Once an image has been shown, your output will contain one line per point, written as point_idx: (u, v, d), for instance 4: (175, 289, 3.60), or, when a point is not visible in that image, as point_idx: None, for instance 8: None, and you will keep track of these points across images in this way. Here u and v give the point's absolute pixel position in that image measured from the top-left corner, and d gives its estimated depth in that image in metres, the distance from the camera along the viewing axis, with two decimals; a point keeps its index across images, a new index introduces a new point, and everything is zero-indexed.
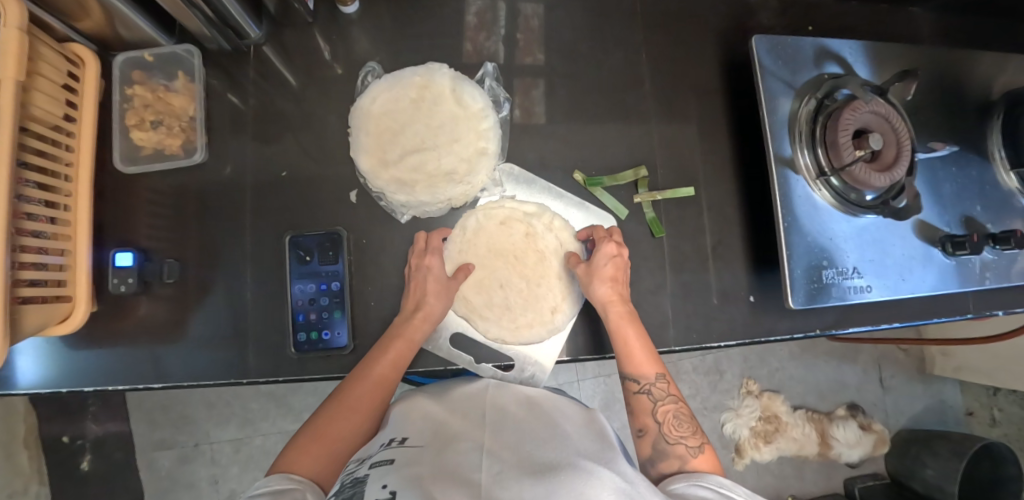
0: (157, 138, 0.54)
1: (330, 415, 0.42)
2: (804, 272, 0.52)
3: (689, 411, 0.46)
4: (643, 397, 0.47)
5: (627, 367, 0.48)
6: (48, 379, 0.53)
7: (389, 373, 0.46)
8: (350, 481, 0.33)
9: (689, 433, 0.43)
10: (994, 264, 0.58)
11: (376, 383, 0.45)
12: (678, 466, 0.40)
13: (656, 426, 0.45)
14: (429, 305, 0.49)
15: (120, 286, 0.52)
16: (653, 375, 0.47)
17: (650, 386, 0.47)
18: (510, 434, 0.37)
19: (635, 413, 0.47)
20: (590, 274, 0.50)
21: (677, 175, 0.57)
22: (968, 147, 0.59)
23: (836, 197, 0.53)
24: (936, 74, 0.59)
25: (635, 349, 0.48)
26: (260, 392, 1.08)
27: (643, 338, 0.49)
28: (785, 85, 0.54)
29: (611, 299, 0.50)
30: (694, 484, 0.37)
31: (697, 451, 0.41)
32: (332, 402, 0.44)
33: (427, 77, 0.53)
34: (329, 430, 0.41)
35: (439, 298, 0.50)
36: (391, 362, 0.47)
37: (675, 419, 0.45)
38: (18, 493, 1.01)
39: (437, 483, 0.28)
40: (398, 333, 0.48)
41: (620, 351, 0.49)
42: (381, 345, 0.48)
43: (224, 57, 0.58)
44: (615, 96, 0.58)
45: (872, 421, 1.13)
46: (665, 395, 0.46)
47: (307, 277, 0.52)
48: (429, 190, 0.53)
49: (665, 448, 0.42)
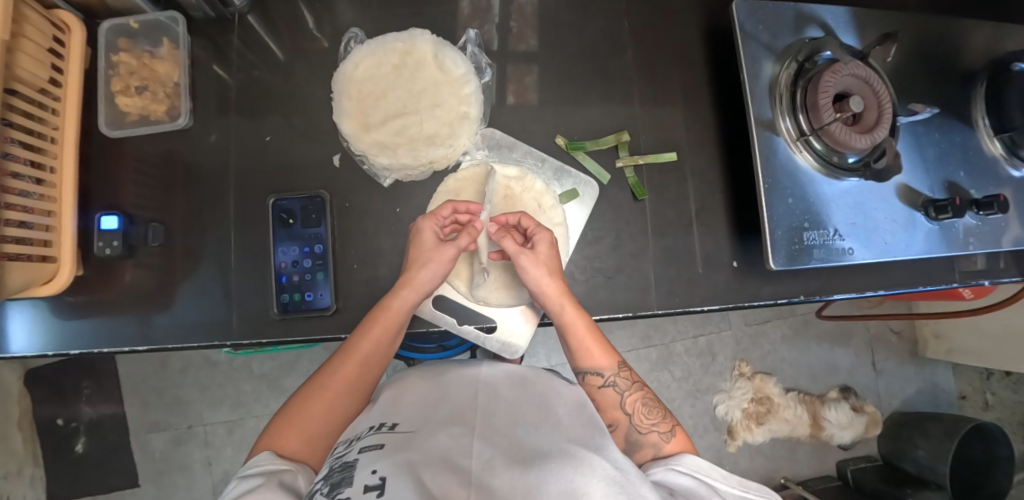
0: (141, 103, 0.56)
1: (309, 394, 0.44)
2: (785, 233, 0.52)
3: (655, 395, 0.47)
4: (608, 391, 0.47)
5: (585, 362, 0.48)
6: (36, 342, 0.54)
7: (368, 351, 0.46)
8: (339, 466, 0.33)
9: (659, 419, 0.44)
10: (978, 231, 0.57)
11: (355, 362, 0.46)
12: (653, 454, 0.41)
13: (625, 418, 0.45)
14: (413, 277, 0.48)
15: (106, 249, 0.53)
16: (612, 364, 0.47)
17: (614, 377, 0.47)
18: (500, 418, 0.38)
19: (601, 409, 0.47)
20: (537, 266, 0.48)
21: (659, 142, 0.60)
22: (949, 114, 0.59)
23: (819, 160, 0.54)
24: (916, 41, 0.60)
25: (588, 342, 0.47)
26: (254, 375, 1.08)
27: (594, 328, 0.48)
28: (764, 49, 0.54)
29: (556, 293, 0.48)
30: (672, 469, 0.38)
31: (669, 437, 0.43)
32: (314, 381, 0.45)
33: (410, 43, 0.57)
34: (307, 409, 0.43)
35: (428, 268, 0.49)
36: (370, 340, 0.47)
37: (645, 407, 0.45)
38: (12, 475, 1.02)
39: (430, 470, 0.29)
40: (379, 309, 0.48)
41: (574, 345, 0.48)
42: (363, 323, 0.48)
43: (209, 25, 0.59)
44: (598, 66, 0.61)
45: (864, 404, 1.14)
46: (631, 384, 0.47)
47: (292, 240, 0.55)
48: (411, 152, 0.56)
49: (637, 439, 0.43)
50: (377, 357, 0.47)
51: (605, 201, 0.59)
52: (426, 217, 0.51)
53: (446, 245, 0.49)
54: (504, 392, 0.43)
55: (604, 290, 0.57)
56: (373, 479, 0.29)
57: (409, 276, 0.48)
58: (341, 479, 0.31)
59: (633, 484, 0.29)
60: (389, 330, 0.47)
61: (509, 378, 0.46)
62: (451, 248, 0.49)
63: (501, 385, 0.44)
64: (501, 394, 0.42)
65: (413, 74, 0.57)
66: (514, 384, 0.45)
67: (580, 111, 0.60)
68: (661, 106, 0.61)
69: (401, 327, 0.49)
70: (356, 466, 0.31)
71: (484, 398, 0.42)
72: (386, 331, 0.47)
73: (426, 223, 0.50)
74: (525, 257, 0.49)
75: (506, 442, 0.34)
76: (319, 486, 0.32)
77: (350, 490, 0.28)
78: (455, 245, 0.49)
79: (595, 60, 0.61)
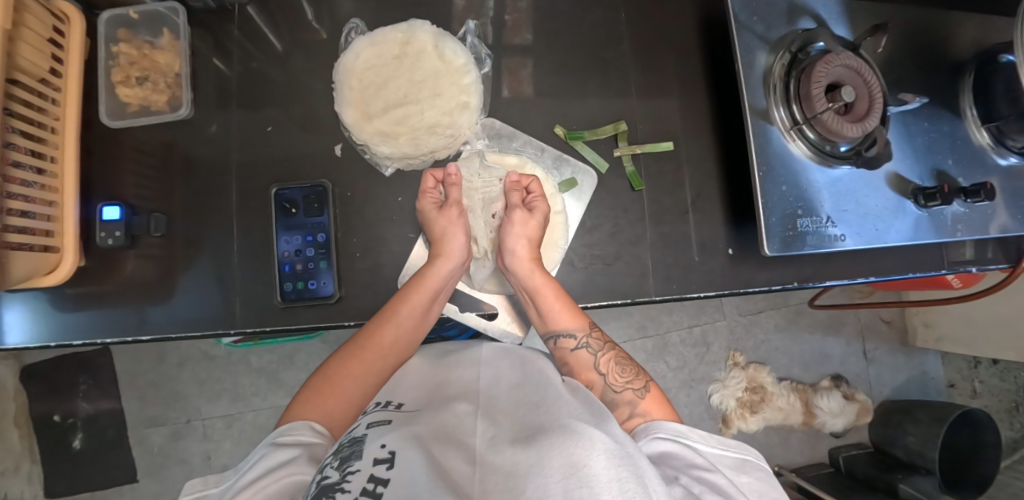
0: (142, 93, 0.57)
1: (345, 358, 0.45)
2: (779, 220, 0.54)
3: (626, 354, 0.48)
4: (582, 352, 0.47)
5: (555, 325, 0.49)
6: (36, 332, 0.54)
7: (404, 316, 0.48)
8: (347, 441, 0.31)
9: (633, 377, 0.45)
10: (966, 218, 0.58)
11: (393, 328, 0.47)
12: (630, 411, 0.41)
13: (600, 378, 0.45)
14: (448, 244, 0.51)
15: (108, 239, 0.53)
16: (581, 325, 0.48)
17: (585, 338, 0.48)
18: (502, 399, 0.35)
19: (574, 371, 0.47)
20: (524, 228, 0.52)
21: (655, 132, 0.61)
22: (938, 104, 0.61)
23: (812, 148, 0.55)
24: (904, 34, 0.62)
25: (557, 305, 0.49)
26: (252, 368, 1.09)
27: (561, 293, 0.50)
28: (758, 39, 0.56)
29: (528, 259, 0.51)
30: (655, 437, 0.37)
31: (643, 393, 0.43)
32: (348, 348, 0.46)
33: (410, 33, 0.58)
34: (342, 372, 0.44)
35: (451, 235, 0.52)
36: (407, 306, 0.48)
37: (618, 366, 0.46)
38: (10, 471, 1.02)
39: (436, 447, 0.27)
40: (417, 278, 0.50)
41: (546, 310, 0.49)
42: (400, 292, 0.50)
43: (210, 17, 0.59)
44: (595, 58, 0.62)
45: (855, 392, 1.16)
46: (602, 346, 0.48)
47: (292, 230, 0.55)
48: (412, 141, 0.57)
49: (613, 398, 0.43)
50: (413, 326, 0.48)
51: (603, 190, 0.60)
52: (419, 198, 0.53)
53: (446, 207, 0.53)
54: (505, 375, 0.40)
55: (603, 276, 0.58)
56: (381, 454, 0.27)
57: (441, 245, 0.51)
58: (349, 453, 0.29)
59: (632, 457, 0.26)
60: (425, 296, 0.49)
61: (511, 361, 0.43)
62: (452, 210, 0.53)
63: (502, 368, 0.41)
64: (503, 376, 0.39)
65: (413, 64, 0.58)
66: (515, 366, 0.42)
67: (577, 100, 0.61)
68: (657, 95, 0.62)
69: (436, 295, 0.51)
70: (363, 441, 0.30)
71: (484, 381, 0.39)
72: (422, 297, 0.49)
73: (422, 202, 0.53)
74: (517, 213, 0.53)
75: (508, 422, 0.31)
76: (326, 462, 0.29)
77: (359, 464, 0.27)
78: (454, 206, 0.53)
79: (591, 50, 0.62)
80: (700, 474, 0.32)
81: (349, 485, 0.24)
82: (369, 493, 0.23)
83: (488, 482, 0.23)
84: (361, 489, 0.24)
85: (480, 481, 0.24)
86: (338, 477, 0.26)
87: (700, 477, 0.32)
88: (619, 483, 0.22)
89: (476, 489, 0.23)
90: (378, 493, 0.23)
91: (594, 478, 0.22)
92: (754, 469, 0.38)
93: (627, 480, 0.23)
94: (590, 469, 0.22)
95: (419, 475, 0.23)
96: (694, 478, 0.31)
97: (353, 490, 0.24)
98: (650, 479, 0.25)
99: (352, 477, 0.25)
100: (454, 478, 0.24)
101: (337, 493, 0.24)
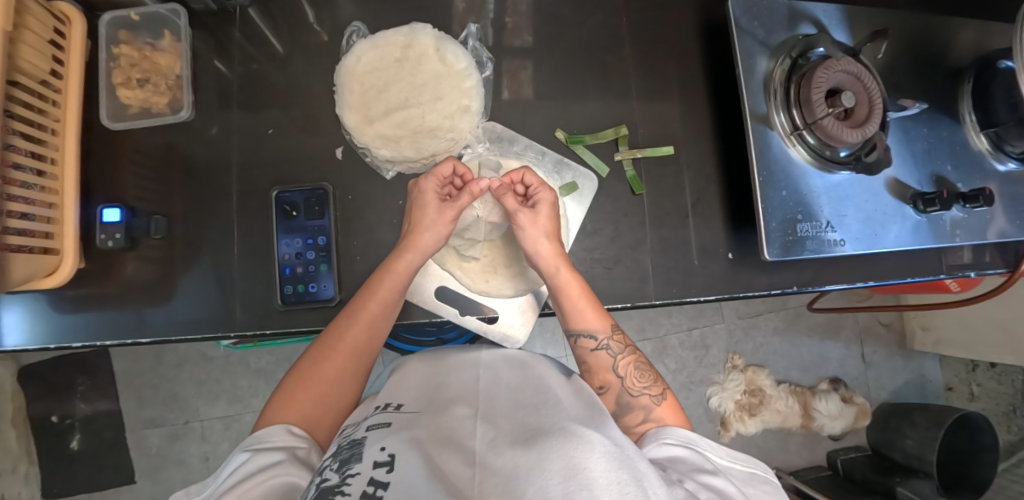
0: (143, 96, 0.56)
1: (316, 359, 0.44)
2: (779, 225, 0.54)
3: (646, 359, 0.47)
4: (601, 353, 0.47)
5: (577, 324, 0.48)
6: (35, 334, 0.53)
7: (375, 312, 0.47)
8: (347, 443, 0.31)
9: (651, 383, 0.45)
10: (964, 223, 0.58)
11: (363, 324, 0.46)
12: (643, 416, 0.42)
13: (617, 381, 0.45)
14: (419, 239, 0.50)
15: (108, 241, 0.53)
16: (604, 327, 0.48)
17: (607, 340, 0.47)
18: (501, 401, 0.35)
19: (592, 371, 0.47)
20: (536, 228, 0.51)
21: (656, 136, 0.61)
22: (938, 110, 0.61)
23: (811, 153, 0.55)
24: (905, 40, 0.62)
25: (581, 304, 0.48)
26: (250, 369, 1.08)
27: (586, 292, 0.50)
28: (760, 45, 0.56)
29: (553, 255, 0.50)
30: (664, 442, 0.37)
31: (660, 400, 0.43)
32: (318, 348, 0.45)
33: (410, 36, 0.58)
34: (316, 375, 0.43)
35: (429, 231, 0.51)
36: (377, 302, 0.47)
37: (636, 371, 0.46)
38: (6, 473, 1.01)
39: (435, 449, 0.27)
40: (384, 271, 0.49)
41: (568, 307, 0.49)
42: (367, 285, 0.48)
43: (211, 19, 0.59)
44: (596, 61, 0.62)
45: (853, 395, 1.16)
46: (623, 348, 0.47)
47: (293, 232, 0.55)
48: (413, 144, 0.57)
49: (629, 401, 0.43)
50: (383, 321, 0.48)
51: (604, 193, 0.60)
52: (425, 177, 0.53)
53: (446, 208, 0.52)
54: (504, 377, 0.40)
55: (603, 280, 0.58)
56: (381, 456, 0.27)
57: (413, 238, 0.50)
58: (349, 456, 0.29)
59: (632, 460, 0.26)
60: (396, 290, 0.48)
61: (508, 363, 0.43)
62: (452, 209, 0.52)
63: (501, 370, 0.42)
64: (501, 379, 0.39)
65: (414, 66, 0.58)
66: (513, 368, 0.42)
67: (578, 104, 0.61)
68: (657, 99, 0.62)
69: (406, 287, 0.50)
70: (364, 443, 0.30)
71: (483, 383, 0.39)
72: (392, 292, 0.48)
73: (427, 182, 0.52)
74: (523, 215, 0.51)
75: (507, 424, 0.31)
76: (326, 465, 0.30)
77: (359, 466, 0.27)
78: (456, 207, 0.52)
79: (592, 53, 0.62)
80: (708, 479, 0.32)
81: (348, 488, 0.24)
82: (369, 495, 0.23)
83: (488, 484, 0.23)
84: (360, 492, 0.24)
85: (479, 482, 0.24)
86: (338, 479, 0.26)
87: (707, 482, 0.32)
88: (619, 486, 0.22)
89: (475, 491, 0.23)
90: (378, 495, 0.23)
91: (594, 481, 0.22)
92: (762, 481, 0.38)
93: (627, 483, 0.23)
94: (590, 472, 0.22)
95: (419, 477, 0.23)
96: (701, 483, 0.31)
97: (353, 493, 0.24)
98: (650, 481, 0.25)
99: (351, 480, 0.25)
100: (453, 481, 0.24)
101: (338, 495, 0.24)
